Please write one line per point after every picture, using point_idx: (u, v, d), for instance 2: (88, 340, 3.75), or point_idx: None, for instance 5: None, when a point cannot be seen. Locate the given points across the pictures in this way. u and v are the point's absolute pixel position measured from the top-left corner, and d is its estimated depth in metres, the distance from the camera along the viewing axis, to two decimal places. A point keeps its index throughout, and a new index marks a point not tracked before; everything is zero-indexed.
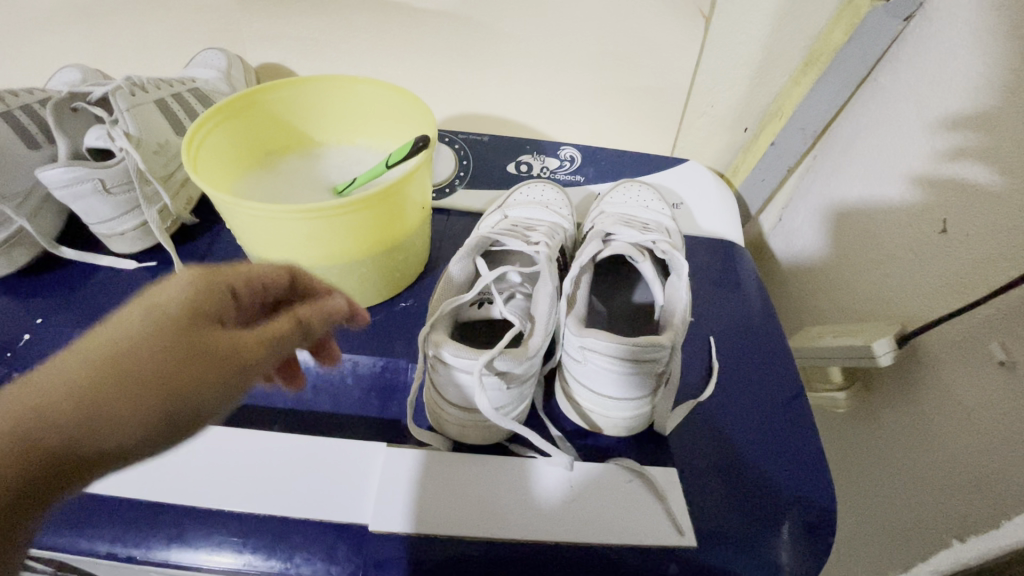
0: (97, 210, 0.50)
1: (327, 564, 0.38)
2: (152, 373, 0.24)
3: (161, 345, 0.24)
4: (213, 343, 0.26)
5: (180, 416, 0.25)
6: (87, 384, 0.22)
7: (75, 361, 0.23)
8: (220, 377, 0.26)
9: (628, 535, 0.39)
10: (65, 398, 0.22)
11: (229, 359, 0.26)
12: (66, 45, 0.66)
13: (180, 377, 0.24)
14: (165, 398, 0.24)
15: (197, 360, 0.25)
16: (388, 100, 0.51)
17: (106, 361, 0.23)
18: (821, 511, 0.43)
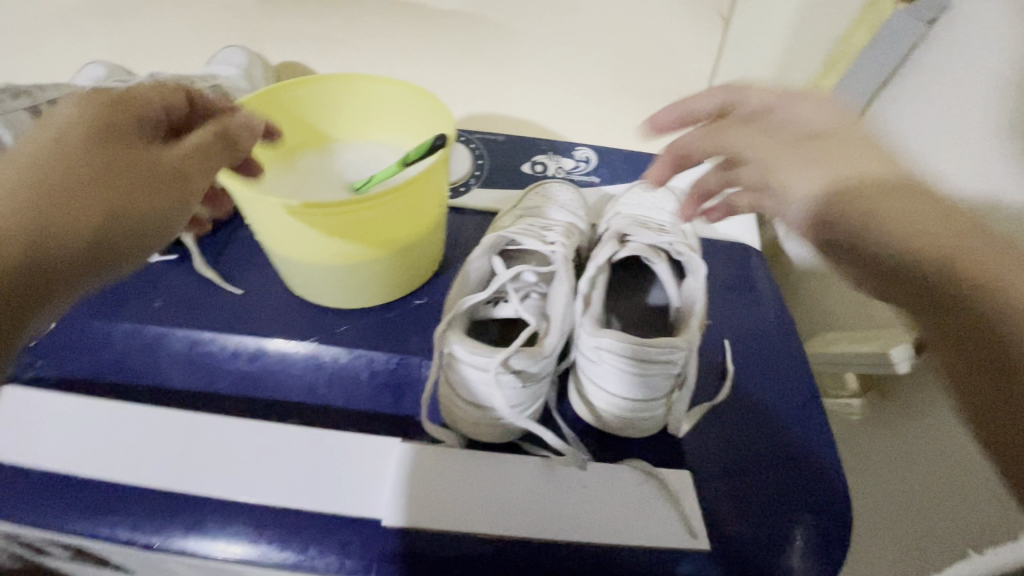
0: None
1: (340, 557, 0.38)
2: (64, 193, 0.29)
3: (82, 164, 0.30)
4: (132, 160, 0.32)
5: (125, 215, 0.31)
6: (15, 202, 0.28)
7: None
8: (153, 183, 0.32)
9: (638, 538, 0.39)
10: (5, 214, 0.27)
11: (158, 173, 0.32)
12: (92, 42, 0.67)
13: (102, 188, 0.30)
14: (82, 211, 0.29)
15: (114, 174, 0.31)
16: (407, 98, 0.52)
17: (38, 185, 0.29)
18: (833, 521, 0.42)
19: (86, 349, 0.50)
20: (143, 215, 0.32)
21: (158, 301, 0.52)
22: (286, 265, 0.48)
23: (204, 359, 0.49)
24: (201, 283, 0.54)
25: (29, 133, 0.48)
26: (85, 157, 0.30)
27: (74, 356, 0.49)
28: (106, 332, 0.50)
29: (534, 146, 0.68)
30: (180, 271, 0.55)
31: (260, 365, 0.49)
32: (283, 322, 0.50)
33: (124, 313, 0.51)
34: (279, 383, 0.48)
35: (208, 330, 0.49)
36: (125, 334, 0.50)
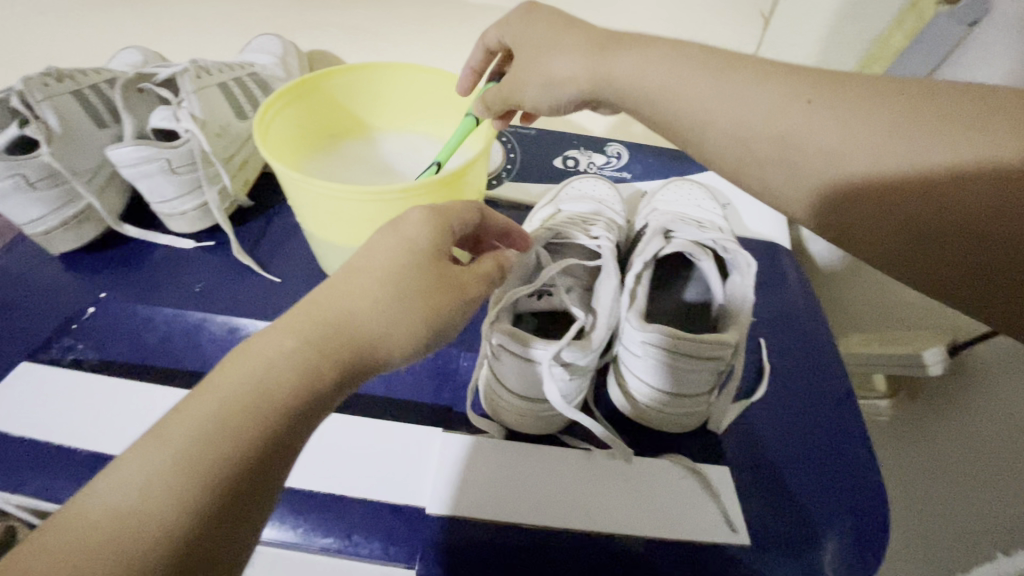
0: (162, 188, 0.51)
1: (385, 545, 0.39)
2: (384, 276, 0.29)
3: (409, 263, 0.30)
4: (411, 273, 0.30)
5: (366, 346, 0.28)
6: (391, 324, 0.29)
7: (393, 297, 0.29)
8: (410, 312, 0.30)
9: (681, 531, 0.39)
10: (382, 327, 0.29)
11: (417, 295, 0.30)
12: (128, 27, 0.67)
13: (394, 305, 0.29)
14: (402, 303, 0.29)
15: (402, 292, 0.29)
16: (447, 91, 0.51)
17: (366, 281, 0.29)
18: (874, 521, 0.42)
19: (127, 333, 0.50)
20: (446, 309, 0.31)
21: (198, 288, 0.52)
22: (325, 248, 0.49)
23: None
24: (240, 272, 0.54)
25: (74, 117, 0.48)
26: (393, 261, 0.30)
27: (114, 340, 0.49)
28: (147, 317, 0.50)
29: (565, 141, 0.69)
30: (218, 259, 0.55)
31: None
32: None
33: (164, 299, 0.51)
34: None
35: (248, 317, 0.50)
36: (167, 320, 0.50)
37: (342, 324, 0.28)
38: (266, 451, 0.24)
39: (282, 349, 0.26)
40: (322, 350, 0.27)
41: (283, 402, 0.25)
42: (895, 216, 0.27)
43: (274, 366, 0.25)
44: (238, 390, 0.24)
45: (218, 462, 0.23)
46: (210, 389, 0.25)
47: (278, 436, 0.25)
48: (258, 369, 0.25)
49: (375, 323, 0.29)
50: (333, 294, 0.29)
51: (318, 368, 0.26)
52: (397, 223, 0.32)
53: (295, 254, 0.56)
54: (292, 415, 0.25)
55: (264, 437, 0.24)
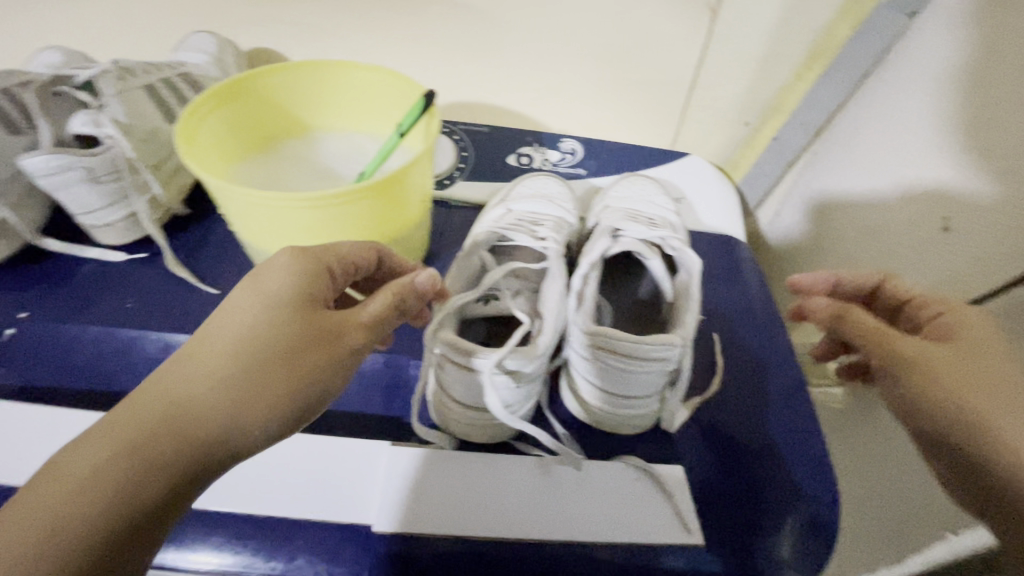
0: (84, 200, 0.47)
1: (331, 566, 0.37)
2: (239, 338, 0.29)
3: (265, 332, 0.30)
4: (267, 340, 0.30)
5: (214, 431, 0.27)
6: (242, 400, 0.28)
7: (241, 369, 0.29)
8: (265, 382, 0.29)
9: (630, 535, 0.39)
10: (231, 406, 0.28)
11: (276, 361, 0.30)
12: (48, 25, 0.63)
13: (245, 380, 0.29)
14: (257, 374, 0.29)
15: (257, 364, 0.29)
16: (388, 89, 0.49)
17: (220, 343, 0.29)
18: (824, 510, 0.43)
19: (51, 355, 0.47)
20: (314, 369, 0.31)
21: (130, 303, 0.49)
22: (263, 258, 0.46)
23: None
24: (176, 284, 0.51)
25: None
26: (242, 334, 0.30)
27: (36, 363, 0.46)
28: (75, 336, 0.47)
29: (519, 137, 0.67)
30: (151, 271, 0.52)
31: None
32: None
33: (92, 316, 0.48)
34: None
35: (184, 331, 0.48)
36: (96, 338, 0.48)
37: (181, 413, 0.27)
38: (105, 558, 0.23)
39: (98, 457, 0.25)
40: (158, 442, 0.26)
41: (117, 504, 0.24)
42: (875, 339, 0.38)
43: (114, 440, 0.25)
44: (54, 499, 0.23)
45: (32, 546, 0.22)
46: (53, 468, 0.24)
47: (115, 539, 0.24)
48: (99, 447, 0.25)
49: (221, 401, 0.28)
50: (190, 359, 0.29)
51: (156, 460, 0.25)
52: (267, 275, 0.32)
53: (235, 263, 0.54)
54: (130, 515, 0.24)
55: (95, 518, 0.24)
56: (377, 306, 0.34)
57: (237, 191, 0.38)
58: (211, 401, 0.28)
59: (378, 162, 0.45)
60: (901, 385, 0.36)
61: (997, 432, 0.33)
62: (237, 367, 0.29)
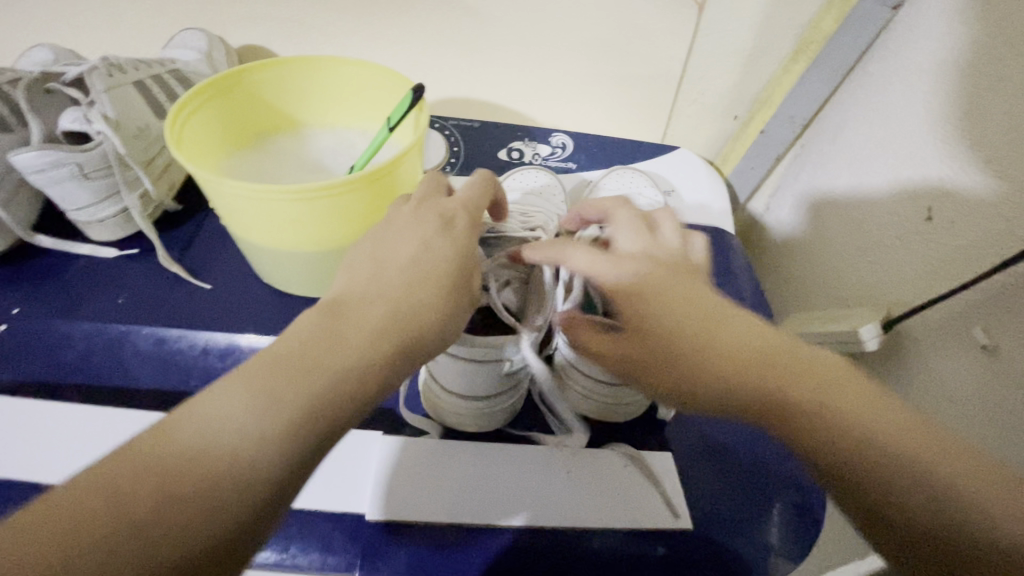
0: (75, 196, 0.47)
1: (324, 554, 0.37)
2: (387, 319, 0.28)
3: (402, 299, 0.29)
4: (403, 312, 0.29)
5: (342, 407, 0.26)
6: (366, 376, 0.27)
7: (367, 341, 0.27)
8: (389, 358, 0.27)
9: (620, 519, 0.39)
10: (357, 382, 0.26)
11: (402, 333, 0.28)
12: (37, 22, 0.63)
13: (369, 352, 0.27)
14: (386, 346, 0.28)
15: (383, 333, 0.28)
16: (377, 84, 0.50)
17: (377, 322, 0.28)
18: (810, 494, 0.44)
19: (43, 350, 0.48)
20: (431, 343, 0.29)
21: (122, 299, 0.50)
22: (255, 252, 0.46)
23: (175, 358, 0.48)
24: (168, 279, 0.52)
25: None
26: (378, 299, 0.29)
27: (29, 357, 0.47)
28: (67, 332, 0.48)
29: (509, 131, 0.68)
30: (143, 266, 0.52)
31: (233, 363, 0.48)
32: (258, 317, 0.49)
33: (84, 312, 0.48)
34: None
35: (175, 326, 0.48)
36: (88, 334, 0.48)
37: (315, 377, 0.25)
38: (224, 530, 0.22)
39: (236, 412, 0.23)
40: (287, 409, 0.24)
41: (244, 471, 0.23)
42: (765, 373, 0.35)
43: (272, 412, 0.24)
44: (192, 449, 0.22)
45: (159, 502, 0.21)
46: (184, 419, 0.23)
47: (242, 512, 0.22)
48: (252, 410, 0.24)
49: (352, 373, 0.26)
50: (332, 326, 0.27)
51: (285, 432, 0.24)
52: (422, 254, 0.31)
53: (228, 259, 0.54)
54: (255, 487, 0.23)
55: (215, 509, 0.22)
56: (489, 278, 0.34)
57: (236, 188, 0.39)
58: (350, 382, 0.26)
59: (368, 155, 0.46)
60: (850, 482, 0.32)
61: (935, 475, 0.30)
62: (365, 338, 0.27)
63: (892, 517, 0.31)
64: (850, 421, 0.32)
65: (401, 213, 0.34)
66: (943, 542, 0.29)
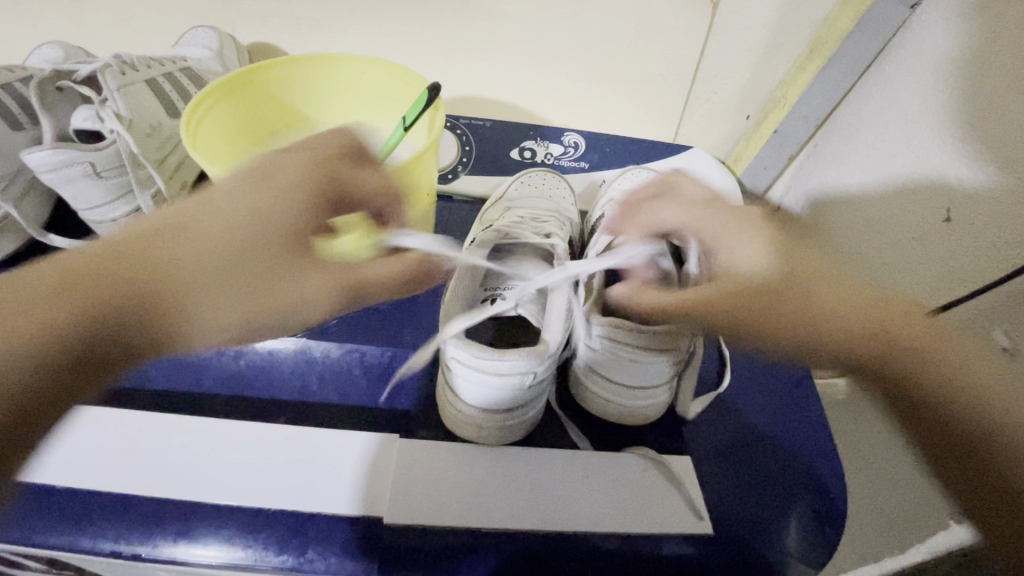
0: (87, 195, 0.47)
1: (342, 558, 0.37)
2: (227, 259, 0.36)
3: (215, 250, 0.35)
4: (161, 255, 0.35)
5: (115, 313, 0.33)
6: (137, 292, 0.34)
7: (138, 276, 0.34)
8: (158, 279, 0.34)
9: (638, 525, 0.39)
10: (116, 294, 0.34)
11: (155, 271, 0.35)
12: (48, 19, 0.63)
13: (147, 279, 0.34)
14: (143, 277, 0.34)
15: (147, 267, 0.34)
16: (391, 82, 0.49)
17: (180, 261, 0.35)
18: (827, 499, 0.43)
19: None
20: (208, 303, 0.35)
21: None
22: None
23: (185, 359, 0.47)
24: None
25: None
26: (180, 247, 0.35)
27: None
28: None
29: (521, 131, 0.68)
30: None
31: (247, 362, 0.47)
32: None
33: None
34: (269, 381, 0.47)
35: None
36: None
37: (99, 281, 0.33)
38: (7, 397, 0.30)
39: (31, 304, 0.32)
40: (71, 298, 0.33)
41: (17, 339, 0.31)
42: (880, 323, 0.34)
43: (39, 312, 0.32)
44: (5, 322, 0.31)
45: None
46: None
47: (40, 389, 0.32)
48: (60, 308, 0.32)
49: (142, 280, 0.34)
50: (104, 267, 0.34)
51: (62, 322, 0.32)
52: (190, 221, 0.36)
53: None
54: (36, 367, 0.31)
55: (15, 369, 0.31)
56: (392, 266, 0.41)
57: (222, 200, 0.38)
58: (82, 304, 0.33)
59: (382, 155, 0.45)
60: (902, 380, 0.33)
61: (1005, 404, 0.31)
62: (135, 275, 0.34)
63: (929, 419, 0.33)
64: (935, 356, 0.33)
65: (273, 163, 0.37)
66: (980, 439, 0.31)
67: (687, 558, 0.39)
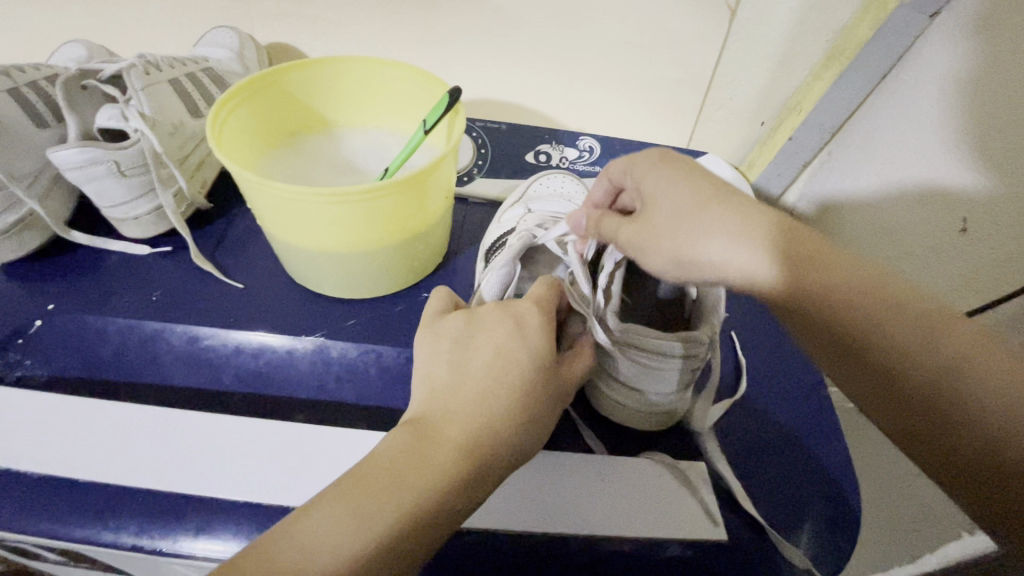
0: (110, 193, 0.48)
1: None
2: (460, 421, 0.30)
3: (453, 454, 0.29)
4: (433, 433, 0.29)
5: (482, 434, 0.30)
6: (459, 443, 0.29)
7: (401, 454, 0.28)
8: (455, 446, 0.29)
9: (651, 531, 0.39)
10: (428, 449, 0.29)
11: (444, 436, 0.29)
12: (71, 18, 0.64)
13: (422, 447, 0.29)
14: (420, 452, 0.28)
15: (463, 437, 0.29)
16: (412, 85, 0.49)
17: (457, 437, 0.29)
18: (845, 509, 0.43)
19: (77, 346, 0.48)
20: (494, 454, 0.30)
21: (155, 296, 0.50)
22: (288, 252, 0.47)
23: (206, 356, 0.48)
24: (200, 276, 0.52)
25: (11, 117, 0.44)
26: (452, 411, 0.30)
27: (64, 353, 0.48)
28: (101, 329, 0.48)
29: (536, 134, 0.68)
30: (176, 264, 0.53)
31: (266, 360, 0.48)
32: (287, 316, 0.49)
33: (119, 308, 0.48)
34: (287, 381, 0.48)
35: (207, 324, 0.48)
36: (122, 331, 0.48)
37: (433, 427, 0.30)
38: (434, 526, 0.27)
39: (422, 469, 0.28)
40: (473, 441, 0.29)
41: (445, 479, 0.28)
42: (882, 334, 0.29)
43: (429, 466, 0.28)
44: (420, 474, 0.28)
45: (423, 497, 0.27)
46: (414, 452, 0.28)
47: (418, 529, 0.26)
48: (353, 530, 0.25)
49: (468, 407, 0.30)
50: (386, 545, 0.25)
51: (454, 443, 0.29)
52: (486, 386, 0.31)
53: (257, 257, 0.54)
54: (442, 492, 0.28)
55: (441, 487, 0.28)
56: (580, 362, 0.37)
57: (441, 388, 0.32)
58: None
59: (404, 158, 0.46)
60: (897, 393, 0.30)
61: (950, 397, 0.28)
62: (405, 450, 0.29)
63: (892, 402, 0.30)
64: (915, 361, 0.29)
65: (483, 333, 0.34)
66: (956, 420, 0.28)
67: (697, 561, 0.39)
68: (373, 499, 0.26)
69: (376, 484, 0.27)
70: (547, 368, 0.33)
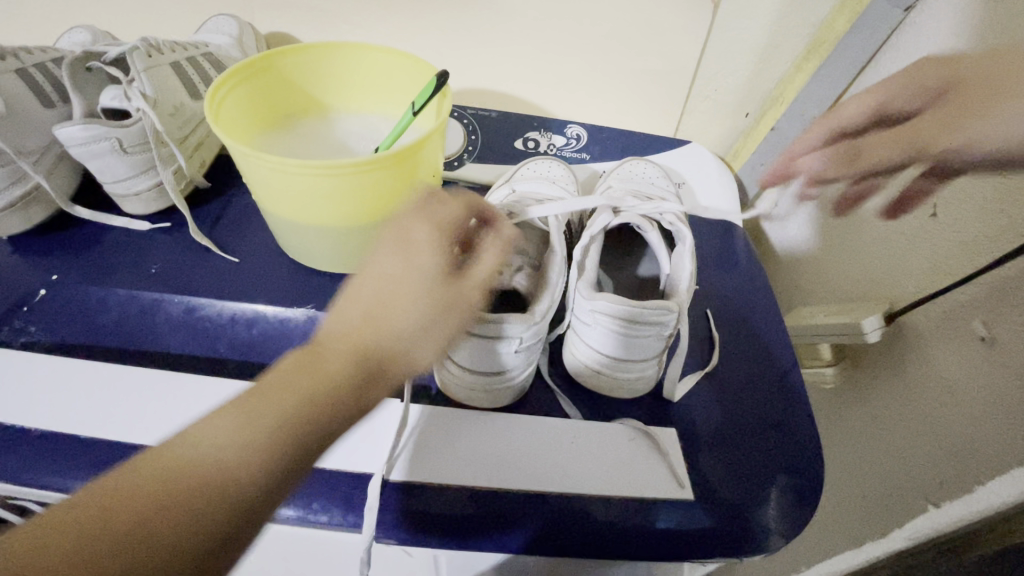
0: (113, 169, 0.50)
1: (344, 513, 0.39)
2: (350, 332, 0.31)
3: (339, 362, 0.30)
4: (321, 347, 0.30)
5: (369, 342, 0.31)
6: (347, 353, 0.30)
7: (287, 368, 0.29)
8: (345, 356, 0.30)
9: (600, 488, 0.41)
10: (315, 359, 0.30)
11: (330, 347, 0.30)
12: (79, 6, 0.66)
13: (307, 359, 0.30)
14: (306, 364, 0.29)
15: (354, 347, 0.30)
16: (403, 70, 0.52)
17: (347, 347, 0.30)
18: (809, 481, 0.45)
19: (79, 314, 0.50)
20: (384, 358, 0.31)
21: (155, 268, 0.52)
22: (280, 225, 0.49)
23: (202, 325, 0.50)
24: (197, 252, 0.54)
25: (19, 95, 0.46)
26: (340, 326, 0.31)
27: (66, 321, 0.50)
28: (103, 299, 0.50)
29: (526, 122, 0.70)
30: (174, 239, 0.55)
31: (260, 329, 0.50)
32: (280, 289, 0.51)
33: (120, 280, 0.51)
34: (279, 349, 0.50)
35: (204, 295, 0.50)
36: (123, 300, 0.50)
37: (320, 343, 0.31)
38: (326, 425, 0.28)
39: (306, 376, 0.29)
40: (364, 347, 0.31)
41: (331, 382, 0.29)
42: None
43: (315, 374, 0.29)
44: (307, 381, 0.29)
45: (307, 398, 0.28)
46: (297, 366, 0.29)
47: (309, 427, 0.28)
48: (239, 430, 0.26)
49: (353, 321, 0.31)
50: (266, 445, 0.26)
51: (341, 353, 0.30)
52: (379, 300, 0.32)
53: (252, 235, 0.56)
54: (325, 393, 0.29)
55: (328, 390, 0.29)
56: (491, 260, 0.37)
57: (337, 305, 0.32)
58: (264, 475, 0.26)
59: (394, 136, 0.48)
60: None
61: None
62: (289, 364, 0.29)
63: None
64: None
65: (382, 247, 0.34)
66: None
67: (652, 522, 0.41)
68: (258, 402, 0.27)
69: (262, 392, 0.28)
70: (441, 284, 0.34)
